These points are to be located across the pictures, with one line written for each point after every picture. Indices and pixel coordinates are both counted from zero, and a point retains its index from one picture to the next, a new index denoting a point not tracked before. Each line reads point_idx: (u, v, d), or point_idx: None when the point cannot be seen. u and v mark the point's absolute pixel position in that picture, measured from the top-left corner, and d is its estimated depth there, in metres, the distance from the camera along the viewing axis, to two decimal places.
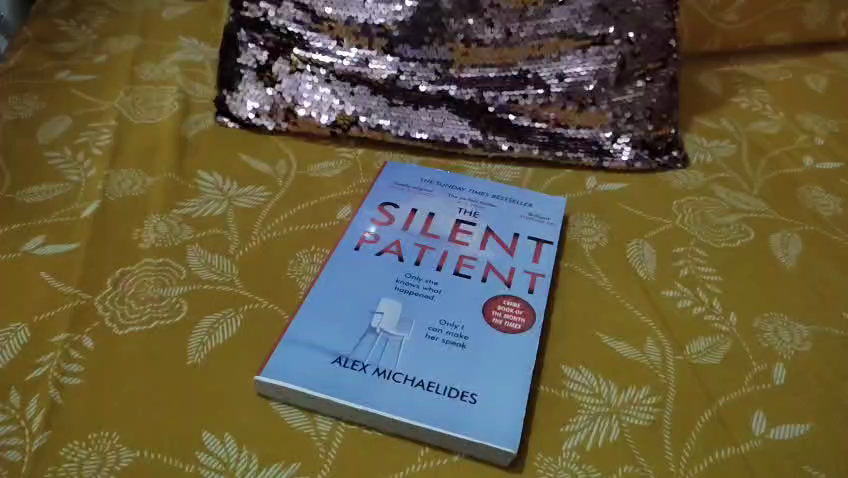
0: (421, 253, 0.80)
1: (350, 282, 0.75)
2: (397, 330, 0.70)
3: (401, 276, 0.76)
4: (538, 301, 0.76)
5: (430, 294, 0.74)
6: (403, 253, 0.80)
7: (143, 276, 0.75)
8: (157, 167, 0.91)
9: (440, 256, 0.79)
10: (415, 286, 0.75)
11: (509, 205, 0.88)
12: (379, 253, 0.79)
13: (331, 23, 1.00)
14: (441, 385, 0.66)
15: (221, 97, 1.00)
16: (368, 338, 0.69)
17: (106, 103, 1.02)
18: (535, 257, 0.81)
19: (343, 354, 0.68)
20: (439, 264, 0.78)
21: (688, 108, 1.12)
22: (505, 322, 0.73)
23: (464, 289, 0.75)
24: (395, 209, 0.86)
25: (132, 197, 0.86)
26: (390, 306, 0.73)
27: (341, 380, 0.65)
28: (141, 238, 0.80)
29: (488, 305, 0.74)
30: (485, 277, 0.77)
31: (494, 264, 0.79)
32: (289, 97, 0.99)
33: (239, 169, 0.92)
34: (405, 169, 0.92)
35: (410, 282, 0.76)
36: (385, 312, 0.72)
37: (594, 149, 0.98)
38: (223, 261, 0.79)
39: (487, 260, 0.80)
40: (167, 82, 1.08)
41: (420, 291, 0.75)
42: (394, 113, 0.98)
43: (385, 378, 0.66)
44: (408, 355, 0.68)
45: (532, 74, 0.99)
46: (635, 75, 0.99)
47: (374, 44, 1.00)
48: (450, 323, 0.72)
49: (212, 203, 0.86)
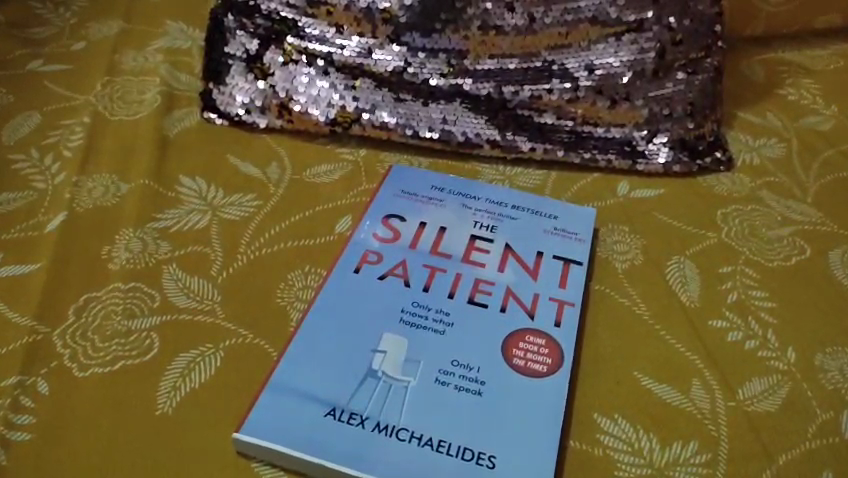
0: (430, 276, 0.69)
1: (349, 314, 0.65)
2: (402, 373, 0.60)
3: (407, 305, 0.66)
4: (566, 335, 0.65)
5: (441, 327, 0.64)
6: (410, 276, 0.69)
7: (110, 305, 0.65)
8: (133, 171, 0.80)
9: (452, 280, 0.69)
10: (424, 319, 0.65)
11: (531, 217, 0.77)
12: (383, 276, 0.69)
13: (329, 7, 0.88)
14: (453, 444, 0.56)
15: (207, 90, 0.89)
16: (369, 383, 0.59)
17: (81, 97, 0.92)
18: (561, 281, 0.70)
19: (338, 403, 0.58)
20: (451, 290, 0.68)
21: (730, 101, 1.00)
22: (528, 362, 0.62)
23: (481, 321, 0.65)
24: (401, 223, 0.75)
25: (103, 207, 0.76)
26: (393, 343, 0.63)
27: (336, 437, 0.56)
28: (111, 257, 0.70)
29: (509, 341, 0.64)
30: (504, 306, 0.67)
31: (514, 290, 0.69)
32: (283, 92, 0.88)
33: (227, 173, 0.82)
34: (412, 174, 0.81)
35: (417, 312, 0.65)
36: (388, 351, 0.62)
37: (627, 150, 0.87)
38: (203, 284, 0.69)
39: (506, 285, 0.69)
40: (149, 72, 0.97)
41: (429, 324, 0.64)
42: (401, 110, 0.87)
43: (387, 435, 0.56)
44: (415, 406, 0.58)
45: (557, 65, 0.87)
46: (676, 66, 0.87)
47: (379, 32, 0.88)
48: (464, 364, 0.61)
49: (194, 215, 0.76)
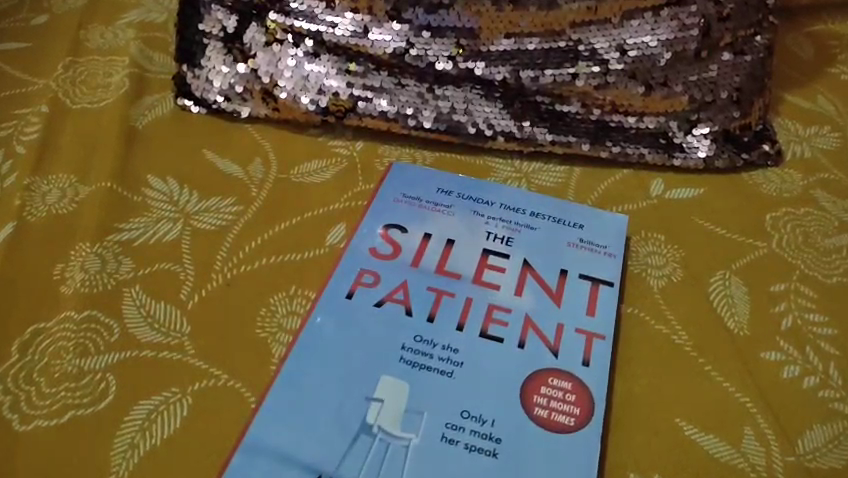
0: (435, 303, 0.59)
1: (340, 352, 0.55)
2: (402, 429, 0.51)
3: (408, 341, 0.56)
4: (596, 379, 0.55)
5: (449, 369, 0.55)
6: (412, 302, 0.59)
7: (60, 340, 0.56)
8: (95, 171, 0.70)
9: (461, 307, 0.59)
10: (428, 358, 0.55)
11: (553, 227, 0.66)
12: (380, 302, 0.59)
13: None
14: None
15: (181, 74, 0.78)
16: (362, 443, 0.50)
17: (41, 81, 0.81)
18: (589, 307, 0.60)
19: (326, 468, 0.49)
20: (460, 320, 0.58)
21: (777, 80, 0.88)
22: (552, 413, 0.53)
23: (495, 361, 0.55)
24: (402, 234, 0.65)
25: (58, 215, 0.66)
26: (392, 389, 0.53)
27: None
28: (64, 278, 0.60)
29: (529, 386, 0.54)
30: (523, 340, 0.57)
31: (535, 319, 0.58)
32: (267, 76, 0.76)
33: (202, 173, 0.71)
34: (415, 173, 0.71)
35: (420, 349, 0.56)
36: (386, 400, 0.52)
37: (662, 143, 0.76)
38: (171, 312, 0.59)
39: (525, 313, 0.59)
40: (118, 50, 0.85)
41: (434, 365, 0.55)
42: (402, 97, 0.76)
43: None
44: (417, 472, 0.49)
45: (583, 44, 0.75)
46: (721, 45, 0.75)
47: (375, 7, 0.76)
48: (475, 416, 0.52)
49: (164, 225, 0.66)
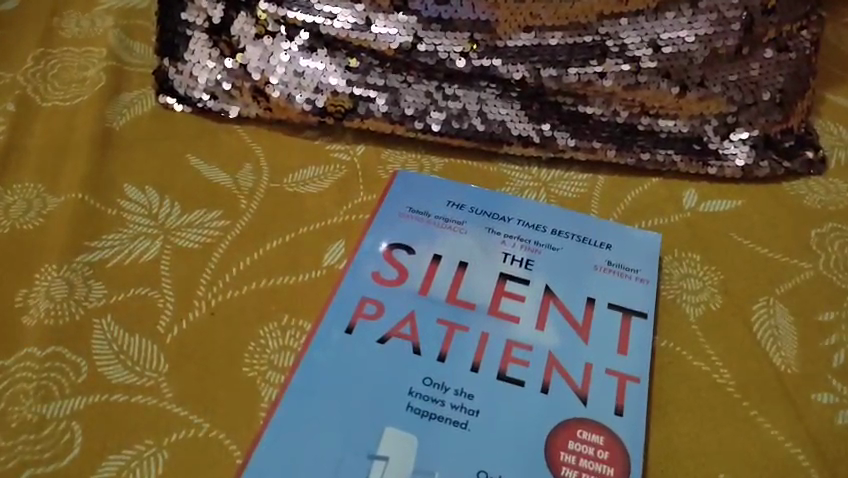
0: (447, 339, 0.53)
1: (339, 398, 0.49)
2: None
3: (417, 386, 0.50)
4: (630, 432, 0.49)
5: (463, 420, 0.48)
6: (420, 339, 0.52)
7: (19, 382, 0.49)
8: (65, 180, 0.63)
9: (476, 344, 0.52)
10: (440, 406, 0.49)
11: (578, 248, 0.59)
12: (383, 339, 0.52)
13: None
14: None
15: (162, 68, 0.70)
16: None
17: (8, 74, 0.73)
18: (621, 343, 0.54)
19: None
20: (475, 360, 0.51)
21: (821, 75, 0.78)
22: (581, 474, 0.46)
23: (516, 410, 0.49)
24: (408, 256, 0.58)
25: (22, 231, 0.58)
26: (399, 443, 0.47)
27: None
28: (26, 307, 0.53)
29: (554, 442, 0.48)
30: (546, 385, 0.51)
31: (559, 359, 0.52)
32: (258, 72, 0.68)
33: (183, 181, 0.64)
34: (423, 183, 0.64)
35: (430, 396, 0.49)
36: (392, 459, 0.46)
37: (696, 149, 0.68)
38: (147, 346, 0.52)
39: (548, 351, 0.52)
40: (96, 40, 0.78)
41: (447, 415, 0.48)
42: (409, 97, 0.68)
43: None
44: None
45: (612, 39, 0.68)
46: (764, 41, 0.68)
47: None
48: None
49: (141, 242, 0.59)
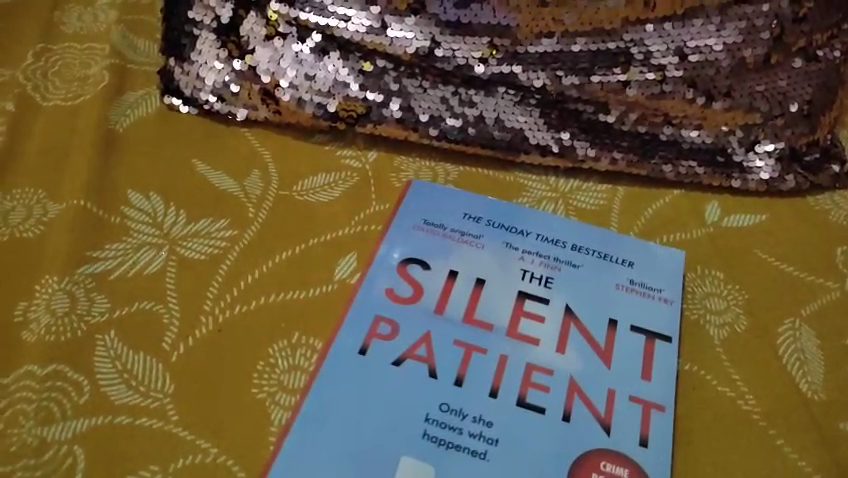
0: (464, 362, 0.51)
1: (353, 424, 0.47)
2: None
3: (433, 412, 0.48)
4: (655, 464, 0.47)
5: (482, 449, 0.47)
6: (436, 362, 0.51)
7: (18, 403, 0.47)
8: (67, 185, 0.60)
9: (495, 368, 0.51)
10: (458, 434, 0.47)
11: (600, 266, 0.58)
12: (398, 361, 0.51)
13: None
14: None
15: (167, 68, 0.67)
16: None
17: (7, 71, 0.71)
18: (645, 369, 0.52)
19: None
20: (494, 385, 0.50)
21: None
22: None
23: (537, 439, 0.48)
24: (423, 272, 0.56)
25: (21, 240, 0.56)
26: (416, 474, 0.45)
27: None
28: (26, 321, 0.51)
29: (576, 473, 0.46)
30: (567, 412, 0.49)
31: (581, 384, 0.51)
32: (268, 75, 0.66)
33: (188, 188, 0.62)
34: (438, 193, 0.62)
35: (447, 423, 0.48)
36: None
37: (720, 161, 0.66)
38: (152, 365, 0.50)
39: (569, 376, 0.51)
40: (98, 36, 0.75)
41: (465, 443, 0.47)
42: (424, 103, 0.66)
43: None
44: None
45: (636, 47, 0.65)
46: (794, 50, 0.65)
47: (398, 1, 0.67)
48: None
49: (145, 252, 0.57)
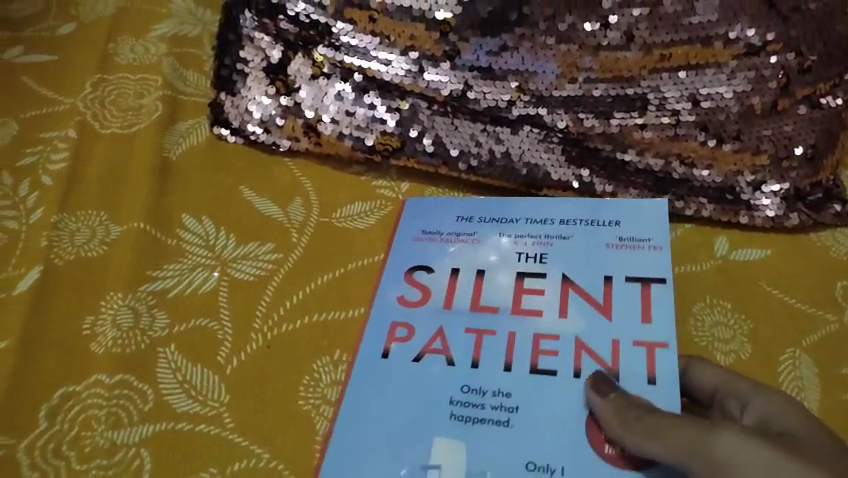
0: (477, 345, 0.56)
1: (383, 416, 0.52)
2: None
3: (457, 393, 0.53)
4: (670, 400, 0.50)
5: (504, 418, 0.51)
6: (453, 349, 0.56)
7: (90, 408, 0.52)
8: (127, 208, 0.66)
9: (505, 344, 0.55)
10: (480, 408, 0.52)
11: (590, 234, 0.63)
12: (419, 356, 0.56)
13: (373, 13, 0.72)
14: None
15: (218, 101, 0.73)
16: None
17: (67, 100, 0.76)
18: (642, 313, 0.56)
19: None
20: (506, 361, 0.54)
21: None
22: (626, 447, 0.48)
23: (551, 397, 0.52)
24: (429, 275, 0.61)
25: (87, 258, 0.62)
26: (448, 451, 0.49)
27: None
28: (94, 334, 0.57)
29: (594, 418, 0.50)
30: (578, 369, 0.53)
31: (586, 342, 0.55)
32: (311, 111, 0.71)
33: (237, 214, 0.67)
34: (434, 205, 0.67)
35: (469, 401, 0.52)
36: (444, 464, 0.49)
37: (728, 198, 0.70)
38: (209, 377, 0.55)
39: (573, 336, 0.55)
40: (151, 68, 0.80)
41: (487, 416, 0.51)
42: (454, 139, 0.70)
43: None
44: None
45: (653, 93, 0.71)
46: (798, 98, 0.70)
47: (435, 47, 0.72)
48: (542, 467, 0.48)
49: (199, 273, 0.62)
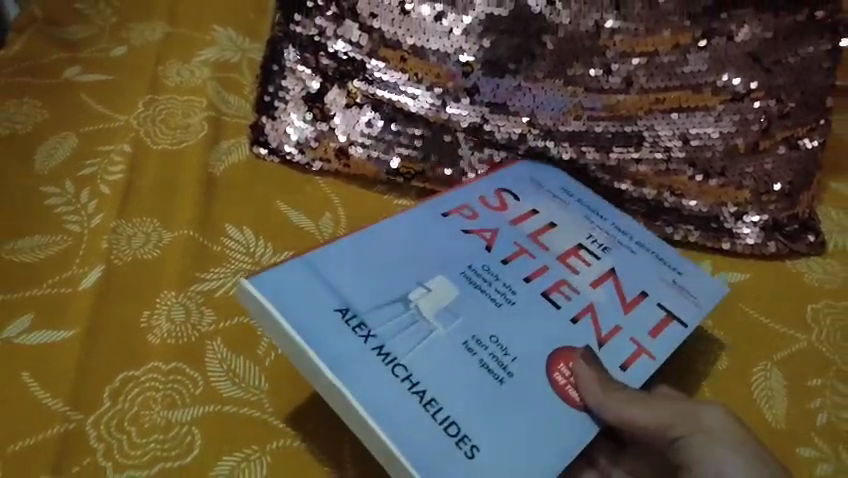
0: (516, 255, 0.66)
1: (422, 249, 0.63)
2: (434, 318, 0.57)
3: (476, 265, 0.63)
4: (629, 381, 0.58)
5: (501, 300, 0.60)
6: (496, 244, 0.66)
7: (148, 390, 0.60)
8: (177, 216, 0.74)
9: (536, 267, 0.65)
10: (487, 284, 0.61)
11: (652, 262, 0.69)
12: (467, 232, 0.66)
13: (405, 54, 0.78)
14: (443, 411, 0.51)
15: (259, 124, 0.81)
16: (399, 307, 0.57)
17: (122, 117, 0.85)
18: (654, 330, 0.62)
19: (357, 308, 0.56)
20: (530, 275, 0.64)
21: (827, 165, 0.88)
22: (569, 383, 0.56)
23: (542, 316, 0.60)
24: (513, 201, 0.72)
25: (143, 260, 0.70)
26: (442, 288, 0.60)
27: (335, 335, 0.53)
28: (151, 327, 0.65)
29: (559, 349, 0.58)
30: (577, 317, 0.61)
31: (597, 309, 0.63)
32: (344, 135, 0.79)
33: (274, 225, 0.75)
34: (541, 171, 0.77)
35: (482, 275, 0.62)
36: (433, 291, 0.59)
37: (712, 226, 0.79)
38: (250, 367, 0.63)
39: (591, 301, 0.63)
40: (196, 90, 0.89)
41: (490, 291, 0.61)
42: (469, 166, 0.80)
43: (383, 363, 0.53)
44: (426, 353, 0.55)
45: (649, 131, 0.78)
46: (778, 138, 0.78)
47: (457, 86, 0.78)
48: (501, 345, 0.57)
49: (240, 277, 0.70)
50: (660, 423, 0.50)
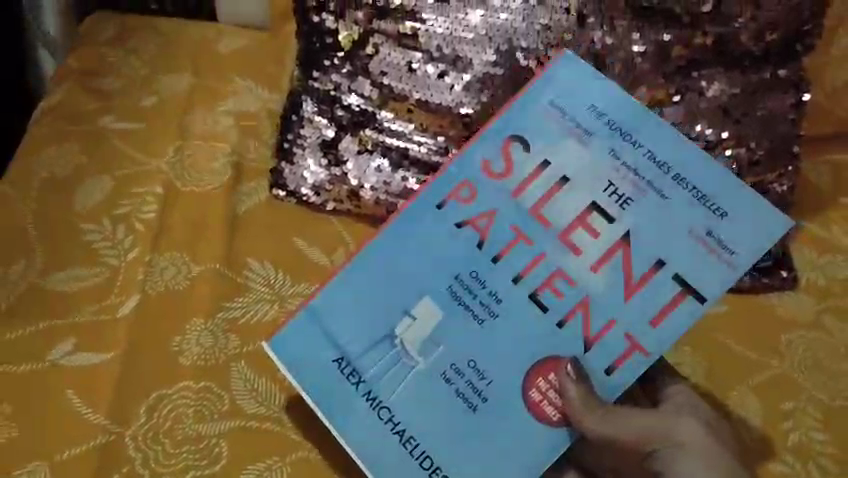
0: (510, 244, 0.63)
1: (408, 259, 0.64)
2: (418, 353, 0.63)
3: (463, 274, 0.63)
4: (611, 389, 0.61)
5: (483, 316, 0.62)
6: (489, 234, 0.63)
7: (179, 406, 0.70)
8: (205, 251, 0.82)
9: (529, 259, 0.62)
10: (472, 297, 0.63)
11: (684, 204, 0.61)
12: (460, 224, 0.64)
13: (412, 108, 0.84)
14: (419, 446, 0.62)
15: (278, 168, 0.89)
16: (383, 346, 0.63)
17: (151, 161, 0.91)
18: (656, 316, 0.61)
19: (348, 354, 0.64)
20: (519, 272, 0.62)
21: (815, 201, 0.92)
22: (544, 402, 0.61)
23: (524, 330, 0.62)
24: (522, 153, 0.64)
25: (174, 291, 0.78)
26: (426, 313, 0.63)
27: (330, 385, 0.63)
28: (181, 350, 0.73)
29: (539, 365, 0.61)
30: (564, 319, 0.61)
31: (591, 304, 0.61)
32: (354, 179, 0.87)
33: (291, 259, 0.83)
34: (582, 70, 0.64)
35: (468, 285, 0.63)
36: (417, 319, 0.63)
37: None
38: (271, 386, 0.71)
39: (586, 293, 0.61)
40: (218, 137, 0.94)
41: (473, 307, 0.63)
42: None
43: (371, 407, 0.63)
44: (407, 394, 0.62)
45: None
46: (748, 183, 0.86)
47: (460, 135, 0.84)
48: (479, 370, 0.62)
49: (261, 305, 0.78)
50: (639, 437, 0.61)
